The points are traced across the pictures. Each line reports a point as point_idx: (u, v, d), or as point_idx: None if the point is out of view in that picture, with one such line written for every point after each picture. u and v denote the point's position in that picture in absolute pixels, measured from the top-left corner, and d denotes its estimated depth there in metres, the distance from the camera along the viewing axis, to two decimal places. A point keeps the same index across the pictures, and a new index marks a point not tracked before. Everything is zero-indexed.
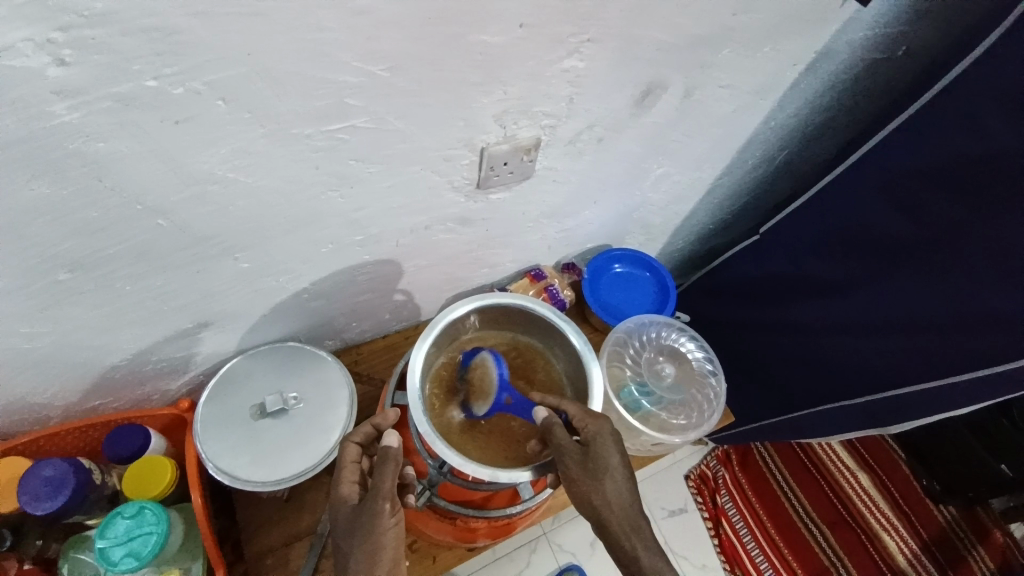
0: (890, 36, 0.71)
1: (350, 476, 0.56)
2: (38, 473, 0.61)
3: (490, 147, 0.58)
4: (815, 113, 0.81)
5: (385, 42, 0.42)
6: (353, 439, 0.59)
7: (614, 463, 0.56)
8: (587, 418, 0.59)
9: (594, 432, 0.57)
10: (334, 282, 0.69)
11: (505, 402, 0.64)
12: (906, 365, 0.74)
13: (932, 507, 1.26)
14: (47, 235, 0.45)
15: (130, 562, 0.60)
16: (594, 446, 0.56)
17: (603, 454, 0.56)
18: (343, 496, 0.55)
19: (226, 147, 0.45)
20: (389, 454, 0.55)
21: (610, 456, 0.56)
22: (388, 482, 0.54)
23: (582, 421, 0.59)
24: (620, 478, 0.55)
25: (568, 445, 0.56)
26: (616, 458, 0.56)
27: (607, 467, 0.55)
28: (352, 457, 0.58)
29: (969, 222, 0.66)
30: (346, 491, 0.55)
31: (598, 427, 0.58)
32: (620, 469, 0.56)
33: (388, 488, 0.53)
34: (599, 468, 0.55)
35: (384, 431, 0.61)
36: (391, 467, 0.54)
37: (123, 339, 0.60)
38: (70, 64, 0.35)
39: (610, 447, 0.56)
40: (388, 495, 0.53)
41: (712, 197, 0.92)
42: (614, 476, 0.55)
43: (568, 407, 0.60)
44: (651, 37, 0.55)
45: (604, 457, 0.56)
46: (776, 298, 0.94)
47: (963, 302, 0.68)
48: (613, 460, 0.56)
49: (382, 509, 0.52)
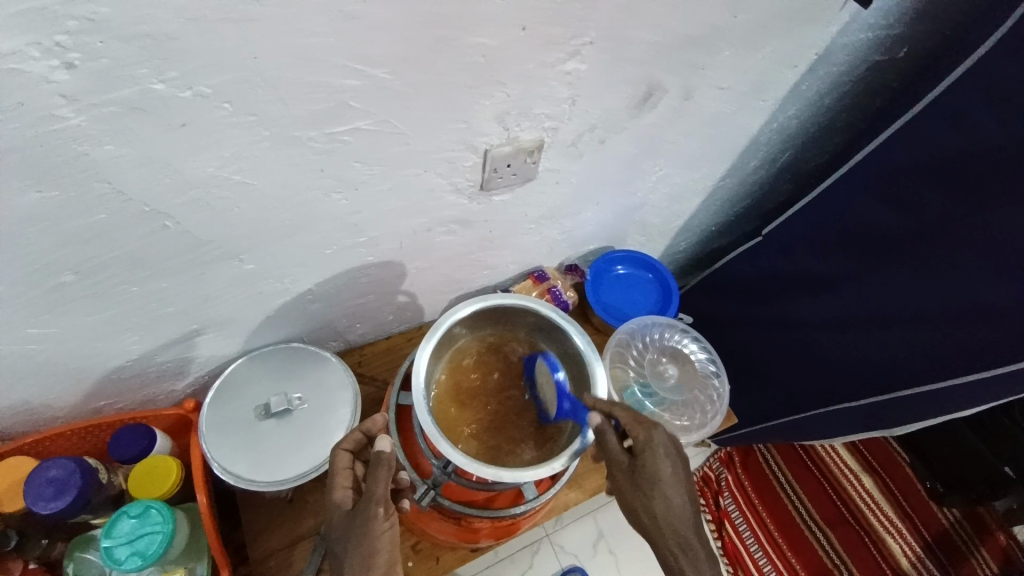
0: (889, 37, 0.71)
1: (343, 481, 0.56)
2: (43, 474, 0.62)
3: (492, 149, 0.59)
4: (815, 115, 0.81)
5: (381, 46, 0.42)
6: (343, 445, 0.58)
7: (666, 478, 0.57)
8: (638, 426, 0.58)
9: (645, 442, 0.57)
10: (335, 284, 0.70)
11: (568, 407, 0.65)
12: (909, 367, 0.74)
13: (934, 507, 1.26)
14: (50, 239, 0.45)
15: (135, 562, 0.60)
16: (644, 457, 0.57)
17: (654, 469, 0.57)
18: (336, 502, 0.55)
19: (226, 151, 0.45)
20: (383, 459, 0.54)
21: (661, 470, 0.57)
22: (381, 486, 0.54)
23: (631, 428, 0.58)
24: (670, 492, 0.57)
25: (619, 456, 0.58)
26: (665, 471, 0.57)
27: (657, 482, 0.57)
28: (345, 463, 0.57)
29: (971, 222, 0.66)
30: (339, 497, 0.55)
31: (648, 435, 0.58)
32: (672, 484, 0.57)
33: (380, 492, 0.54)
34: (648, 482, 0.57)
35: (373, 436, 0.59)
36: (384, 472, 0.54)
37: (125, 341, 0.61)
38: (74, 69, 0.35)
39: (660, 461, 0.57)
40: (381, 500, 0.54)
41: (713, 198, 0.93)
42: (664, 492, 0.57)
43: (618, 414, 0.58)
44: (647, 39, 0.55)
45: (655, 472, 0.57)
46: (777, 300, 0.94)
47: (962, 304, 0.68)
48: (663, 474, 0.57)
49: (374, 514, 0.53)
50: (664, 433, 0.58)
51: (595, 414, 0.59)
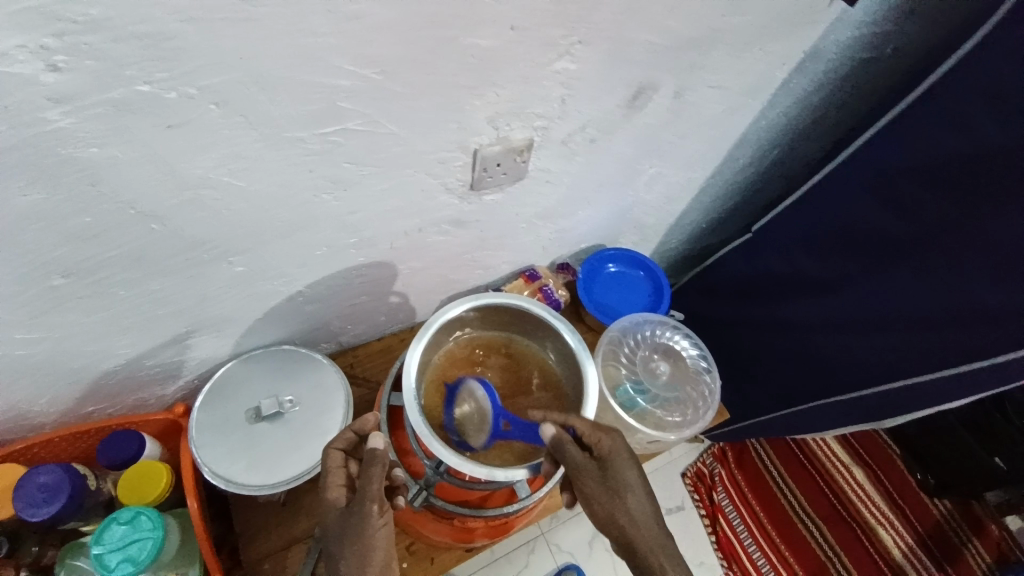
0: (877, 35, 0.72)
1: (337, 479, 0.56)
2: (32, 481, 0.61)
3: (483, 148, 0.58)
4: (804, 112, 0.82)
5: (377, 46, 0.42)
6: (335, 445, 0.58)
7: (633, 480, 0.57)
8: (598, 433, 0.59)
9: (611, 447, 0.58)
10: (329, 285, 0.69)
11: (503, 427, 0.63)
12: (899, 360, 0.75)
13: (927, 501, 1.27)
14: (39, 242, 0.44)
15: (126, 568, 0.60)
16: (611, 461, 0.58)
17: (620, 471, 0.58)
18: (330, 501, 0.55)
19: (219, 152, 0.45)
20: (377, 456, 0.54)
21: (627, 472, 0.58)
22: (375, 484, 0.54)
23: (593, 435, 0.58)
24: (639, 493, 0.57)
25: (584, 464, 0.57)
26: (632, 473, 0.58)
27: (626, 484, 0.57)
28: (337, 462, 0.57)
29: (958, 216, 0.67)
30: (333, 495, 0.55)
31: (612, 440, 0.59)
32: (639, 485, 0.58)
33: (375, 490, 0.54)
34: (618, 486, 0.57)
35: (365, 435, 0.59)
36: (378, 469, 0.54)
37: (116, 345, 0.60)
38: (61, 70, 0.35)
39: (625, 462, 0.58)
40: (376, 497, 0.54)
41: (704, 196, 0.93)
42: (634, 493, 0.57)
43: (575, 424, 0.59)
44: (641, 39, 0.55)
45: (622, 474, 0.57)
46: (769, 296, 0.94)
47: (951, 298, 0.69)
48: (630, 476, 0.57)
49: (369, 511, 0.53)
50: (622, 436, 0.60)
51: (549, 426, 0.59)
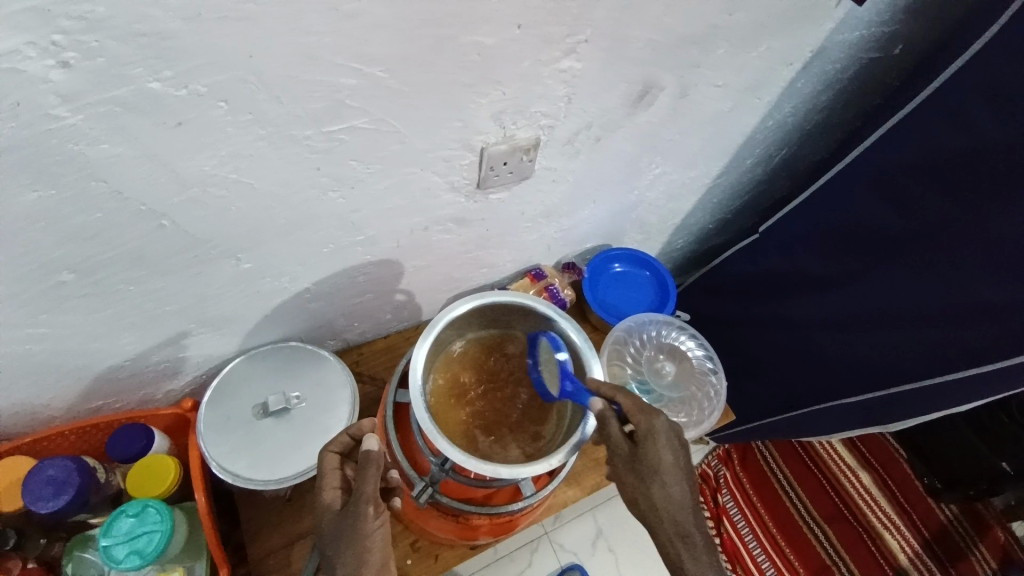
0: (884, 34, 0.72)
1: (332, 482, 0.57)
2: (41, 474, 0.62)
3: (488, 147, 0.59)
4: (811, 112, 0.81)
5: (377, 44, 0.43)
6: (331, 447, 0.59)
7: (666, 466, 0.58)
8: (640, 414, 0.59)
9: (647, 430, 0.58)
10: (333, 283, 0.70)
11: (568, 390, 0.65)
12: (905, 363, 0.75)
13: (932, 504, 1.26)
14: (46, 238, 0.45)
15: (134, 561, 0.61)
16: (645, 445, 0.58)
17: (654, 457, 0.58)
18: (326, 503, 0.56)
19: (222, 150, 0.45)
20: (371, 458, 0.54)
21: (662, 458, 0.58)
22: (370, 485, 0.54)
23: (633, 416, 0.59)
24: (670, 481, 0.58)
25: (619, 443, 0.59)
26: (666, 460, 0.58)
27: (657, 470, 0.58)
28: (333, 465, 0.58)
29: (965, 217, 0.66)
30: (329, 497, 0.56)
31: (650, 423, 0.58)
32: (672, 472, 0.58)
33: (370, 492, 0.54)
34: (649, 471, 0.58)
35: (361, 438, 0.60)
36: (372, 471, 0.54)
37: (123, 341, 0.61)
38: (70, 68, 0.35)
39: (661, 448, 0.58)
40: (370, 499, 0.54)
41: (709, 196, 0.93)
42: (664, 480, 0.58)
43: (621, 401, 0.60)
44: (643, 37, 0.55)
45: (656, 459, 0.58)
46: (774, 297, 0.94)
47: (958, 300, 0.68)
48: (664, 463, 0.58)
49: (365, 513, 0.53)
50: (665, 420, 0.59)
51: (597, 400, 0.60)
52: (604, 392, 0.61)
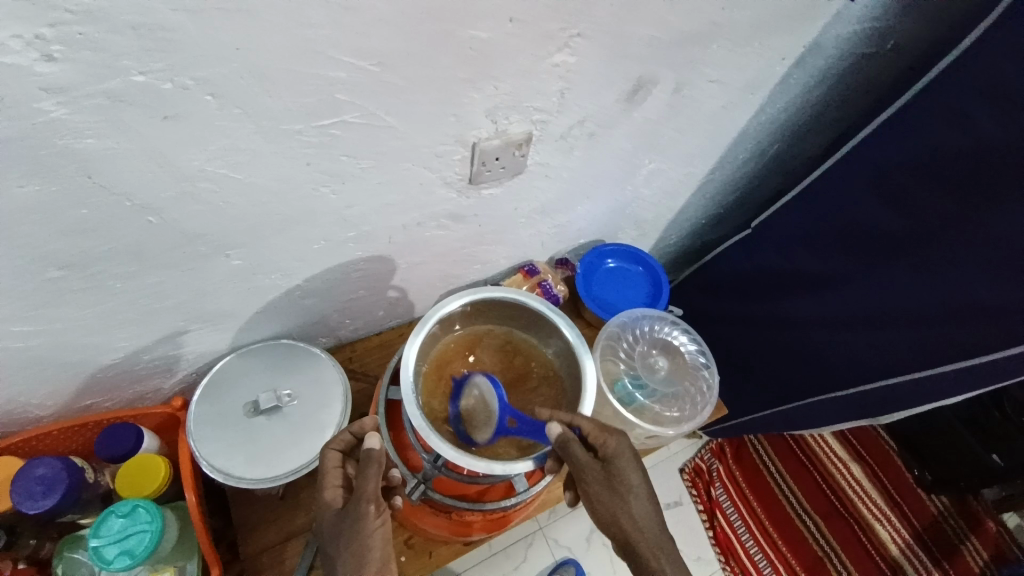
0: (877, 31, 0.72)
1: (333, 480, 0.56)
2: (29, 473, 0.61)
3: (481, 142, 0.58)
4: (804, 108, 0.82)
5: (373, 38, 0.42)
6: (332, 446, 0.58)
7: (636, 481, 0.59)
8: (604, 434, 0.60)
9: (614, 449, 0.59)
10: (326, 280, 0.69)
11: (508, 424, 0.64)
12: (896, 356, 0.75)
13: (923, 497, 1.27)
14: (36, 234, 0.44)
15: (125, 561, 0.60)
16: (616, 463, 0.59)
17: (625, 473, 0.59)
18: (326, 501, 0.55)
19: (215, 144, 0.45)
20: (373, 457, 0.54)
21: (632, 474, 0.59)
22: (371, 484, 0.54)
23: (598, 437, 0.60)
24: (642, 495, 0.59)
25: (589, 465, 0.58)
26: (636, 476, 0.59)
27: (630, 486, 0.58)
28: (334, 463, 0.58)
29: (957, 211, 0.67)
30: (330, 495, 0.56)
31: (617, 443, 0.60)
32: (642, 487, 0.59)
33: (371, 490, 0.54)
34: (623, 488, 0.58)
35: (362, 437, 0.60)
36: (374, 470, 0.54)
37: (114, 339, 0.60)
38: (56, 60, 0.34)
39: (629, 464, 0.59)
40: (372, 497, 0.54)
41: (703, 192, 0.93)
42: (637, 495, 0.59)
43: (581, 424, 0.60)
44: (639, 32, 0.55)
45: (627, 475, 0.59)
46: (766, 291, 0.95)
47: (949, 293, 0.69)
48: (635, 478, 0.59)
49: (366, 511, 0.53)
50: (626, 439, 0.61)
51: (556, 425, 0.59)
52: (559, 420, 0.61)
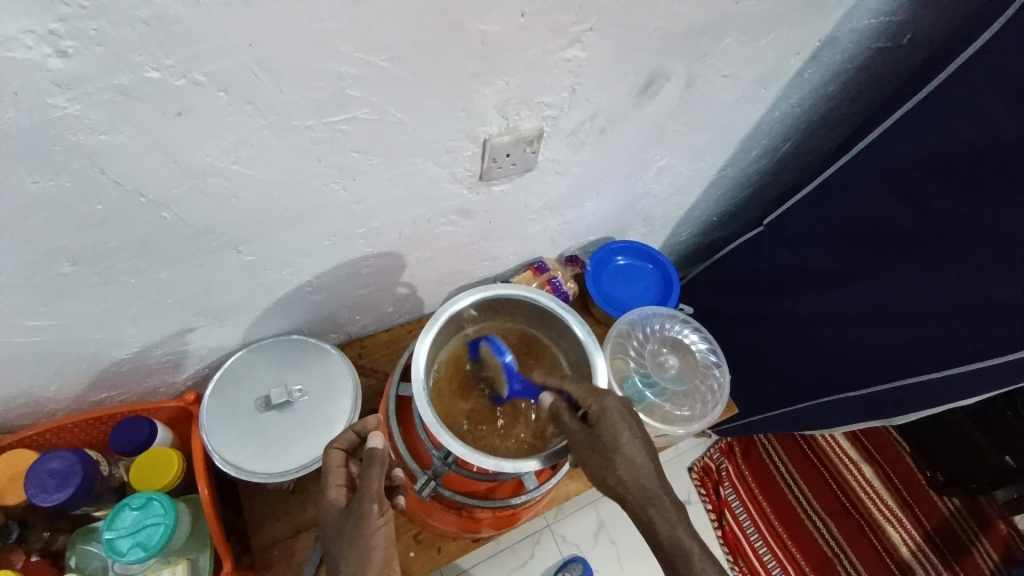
0: (894, 24, 0.71)
1: (336, 480, 0.57)
2: (43, 466, 0.62)
3: (491, 138, 0.58)
4: (818, 103, 0.81)
5: (383, 31, 0.42)
6: (336, 444, 0.58)
7: (624, 440, 0.57)
8: (591, 397, 0.59)
9: (600, 411, 0.58)
10: (336, 275, 0.69)
11: (518, 389, 0.62)
12: (911, 355, 0.74)
13: (935, 498, 1.26)
14: (48, 228, 0.45)
15: (137, 554, 0.60)
16: (601, 426, 0.57)
17: (611, 432, 0.57)
18: (330, 501, 0.56)
19: (226, 139, 0.45)
20: (376, 457, 0.55)
21: (619, 433, 0.57)
22: (375, 484, 0.54)
23: (585, 400, 0.59)
24: (630, 454, 0.57)
25: (573, 427, 0.58)
26: (625, 433, 0.57)
27: (616, 444, 0.57)
28: (338, 462, 0.58)
29: (975, 208, 0.66)
30: (333, 495, 0.56)
31: (603, 404, 0.58)
32: (631, 445, 0.57)
33: (375, 490, 0.54)
34: (609, 447, 0.57)
35: (366, 436, 0.59)
36: (377, 470, 0.54)
37: (125, 333, 0.61)
38: (69, 56, 0.35)
39: (616, 423, 0.57)
40: (375, 497, 0.53)
41: (714, 188, 0.92)
42: (625, 453, 0.57)
43: (569, 388, 0.60)
44: (651, 26, 0.54)
45: (613, 435, 0.57)
46: (778, 290, 0.93)
47: (965, 293, 0.68)
48: (622, 436, 0.57)
49: (369, 511, 0.53)
50: (616, 398, 0.59)
51: (547, 394, 0.60)
52: (550, 386, 0.61)
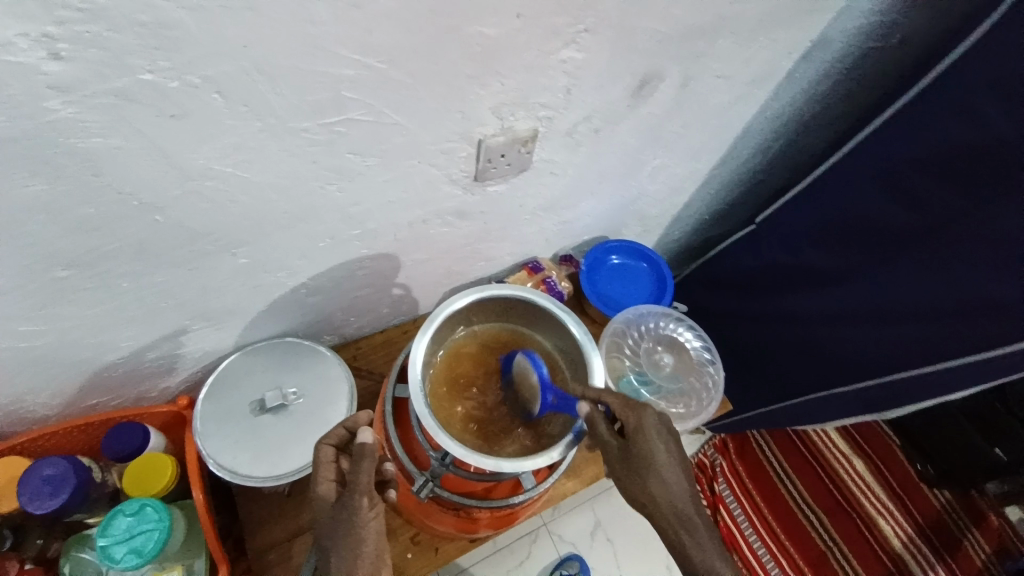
0: (884, 24, 0.71)
1: (327, 474, 0.56)
2: (36, 473, 0.61)
3: (487, 139, 0.58)
4: (809, 102, 0.81)
5: (381, 35, 0.42)
6: (327, 439, 0.58)
7: (660, 457, 0.57)
8: (628, 410, 0.59)
9: (637, 426, 0.58)
10: (331, 277, 0.69)
11: (551, 401, 0.62)
12: (904, 351, 0.75)
13: (927, 493, 1.27)
14: (41, 234, 0.44)
15: (133, 560, 0.60)
16: (637, 441, 0.58)
17: (646, 449, 0.58)
18: (321, 495, 0.55)
19: (223, 142, 0.44)
20: (366, 450, 0.54)
21: (655, 451, 0.58)
22: (365, 477, 0.53)
23: (623, 413, 0.59)
24: (666, 472, 0.57)
25: (608, 440, 0.58)
26: (661, 451, 0.58)
27: (652, 462, 0.57)
28: (329, 457, 0.57)
29: (965, 206, 0.67)
30: (324, 489, 0.55)
31: (639, 419, 0.59)
32: (667, 463, 0.58)
33: (364, 483, 0.53)
34: (644, 464, 0.57)
35: (357, 430, 0.59)
36: (368, 463, 0.53)
37: (119, 337, 0.60)
38: (64, 60, 0.34)
39: (652, 440, 0.58)
40: (365, 490, 0.53)
41: (708, 187, 0.93)
42: (660, 471, 0.57)
43: (608, 400, 0.59)
44: (647, 28, 0.55)
45: (648, 452, 0.58)
46: (772, 288, 0.94)
47: (957, 289, 0.68)
48: (658, 454, 0.57)
49: (359, 504, 0.53)
50: (654, 414, 0.59)
51: (583, 403, 0.60)
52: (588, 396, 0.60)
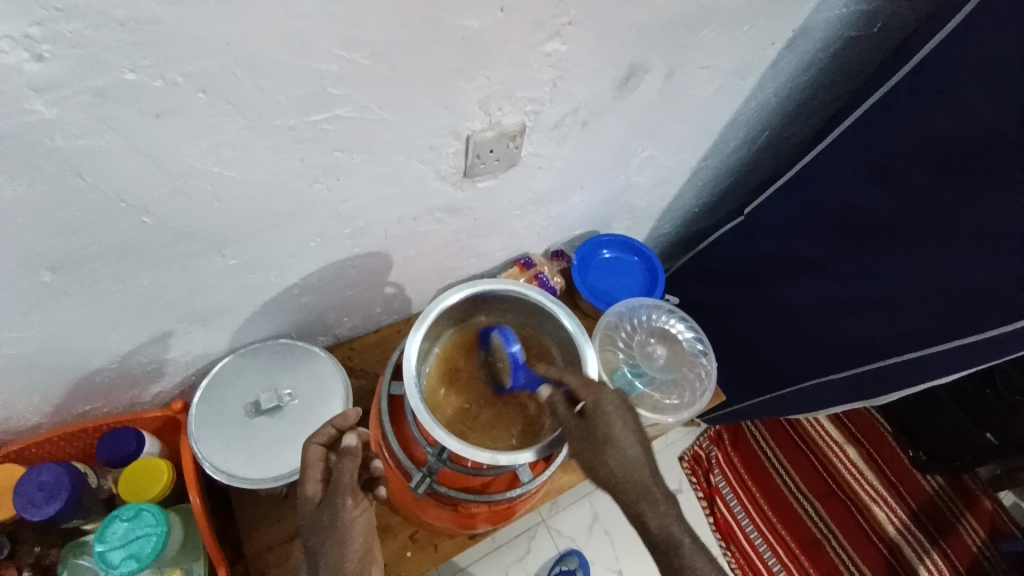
0: (865, 12, 0.72)
1: (314, 474, 0.56)
2: (30, 480, 0.61)
3: (474, 134, 0.58)
4: (794, 91, 0.82)
5: (366, 28, 0.42)
6: (316, 439, 0.58)
7: (617, 431, 0.57)
8: (587, 389, 0.59)
9: (594, 403, 0.58)
10: (322, 276, 0.69)
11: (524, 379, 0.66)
12: (893, 335, 0.76)
13: (919, 477, 1.29)
14: (26, 236, 0.44)
15: (130, 565, 0.60)
16: (594, 417, 0.57)
17: (604, 423, 0.57)
18: (306, 495, 0.55)
19: (208, 140, 0.44)
20: (350, 450, 0.55)
21: (613, 425, 0.57)
22: (348, 476, 0.54)
23: (581, 392, 0.59)
24: (624, 445, 0.56)
25: (568, 420, 0.58)
26: (618, 425, 0.57)
27: (609, 436, 0.57)
28: (317, 457, 0.57)
29: (950, 189, 0.67)
30: (309, 490, 0.55)
31: (597, 397, 0.58)
32: (625, 437, 0.57)
33: (348, 483, 0.54)
34: (601, 438, 0.57)
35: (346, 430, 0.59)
36: (351, 463, 0.54)
37: (109, 340, 0.60)
38: (45, 60, 0.34)
39: (609, 416, 0.57)
40: (349, 490, 0.54)
41: (696, 179, 0.93)
42: (618, 444, 0.56)
43: (568, 379, 0.60)
44: (630, 19, 0.55)
45: (605, 427, 0.57)
46: (762, 277, 0.95)
47: (943, 272, 0.69)
48: (615, 429, 0.57)
49: (342, 504, 0.53)
50: (613, 393, 0.59)
51: (545, 386, 0.61)
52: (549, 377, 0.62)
